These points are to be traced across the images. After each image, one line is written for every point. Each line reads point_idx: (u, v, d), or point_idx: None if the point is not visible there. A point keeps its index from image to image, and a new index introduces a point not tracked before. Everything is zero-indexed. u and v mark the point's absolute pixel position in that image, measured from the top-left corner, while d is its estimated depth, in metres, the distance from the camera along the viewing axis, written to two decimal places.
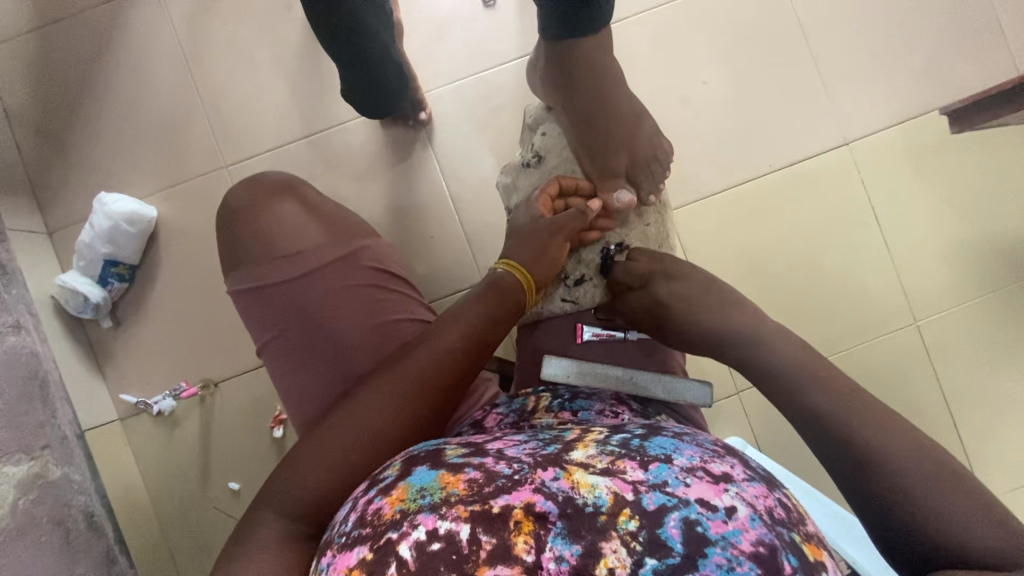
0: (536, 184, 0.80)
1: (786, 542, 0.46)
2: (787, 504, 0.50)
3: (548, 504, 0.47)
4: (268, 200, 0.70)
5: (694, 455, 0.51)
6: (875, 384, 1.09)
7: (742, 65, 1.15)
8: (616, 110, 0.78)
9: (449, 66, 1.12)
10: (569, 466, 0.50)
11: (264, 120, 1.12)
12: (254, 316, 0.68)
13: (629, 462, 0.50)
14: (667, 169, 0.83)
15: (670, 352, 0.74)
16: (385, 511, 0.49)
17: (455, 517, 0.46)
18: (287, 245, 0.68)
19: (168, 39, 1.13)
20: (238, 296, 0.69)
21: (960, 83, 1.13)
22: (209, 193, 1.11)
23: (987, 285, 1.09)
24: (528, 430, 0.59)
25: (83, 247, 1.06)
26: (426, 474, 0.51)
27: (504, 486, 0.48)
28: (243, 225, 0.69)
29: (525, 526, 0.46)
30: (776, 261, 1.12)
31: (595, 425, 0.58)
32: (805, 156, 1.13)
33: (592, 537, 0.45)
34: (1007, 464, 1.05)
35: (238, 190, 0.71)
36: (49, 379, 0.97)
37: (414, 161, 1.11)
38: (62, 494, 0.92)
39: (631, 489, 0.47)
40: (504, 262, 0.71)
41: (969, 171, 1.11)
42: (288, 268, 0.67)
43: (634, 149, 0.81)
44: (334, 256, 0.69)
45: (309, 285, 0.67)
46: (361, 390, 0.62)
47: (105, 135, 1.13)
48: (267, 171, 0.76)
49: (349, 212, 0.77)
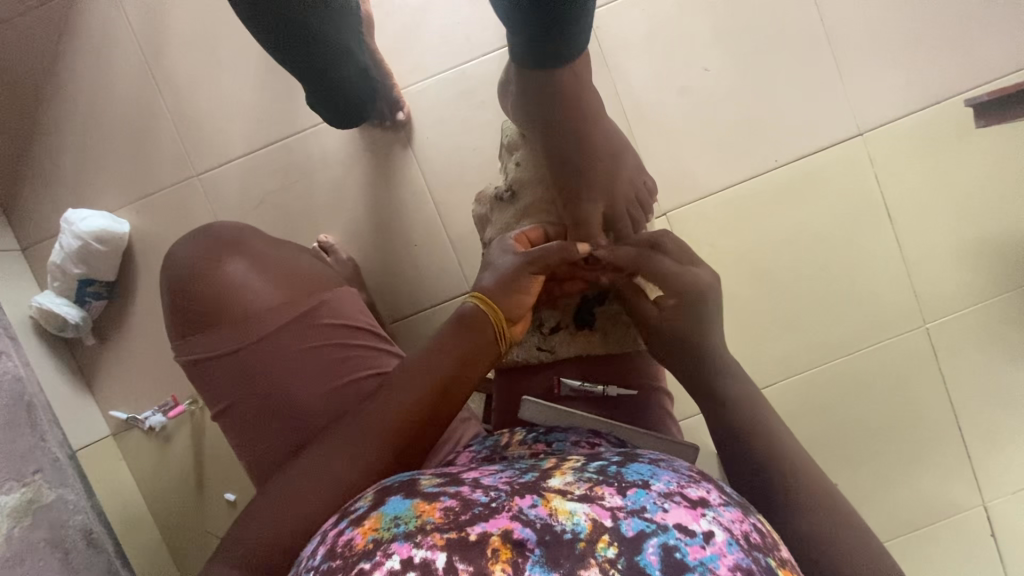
0: (507, 221, 0.75)
1: (764, 568, 0.42)
2: (761, 528, 0.47)
3: (526, 531, 0.43)
4: (214, 261, 0.67)
5: (672, 481, 0.49)
6: (880, 388, 1.04)
7: (746, 50, 1.05)
8: (592, 151, 0.69)
9: (427, 57, 1.04)
10: (546, 493, 0.47)
11: (232, 125, 1.06)
12: (212, 384, 0.67)
13: (606, 488, 0.47)
14: (648, 216, 0.76)
15: (657, 399, 0.69)
16: (356, 542, 0.45)
17: (431, 545, 0.42)
18: (237, 305, 0.66)
19: (125, 37, 1.05)
20: (191, 360, 0.67)
21: (991, 62, 1.02)
22: (181, 203, 1.06)
23: (1005, 283, 1.02)
24: (503, 462, 0.57)
25: (55, 268, 1.02)
26: (400, 503, 0.47)
27: (480, 514, 0.45)
28: (191, 285, 0.66)
29: (503, 554, 0.41)
30: (780, 260, 1.05)
31: (571, 455, 0.56)
32: (815, 148, 1.04)
33: (571, 564, 0.41)
34: (1012, 469, 1.02)
35: (185, 245, 0.69)
36: (36, 403, 0.97)
37: (393, 164, 1.05)
38: (58, 516, 0.92)
39: (609, 515, 0.44)
40: (473, 295, 0.63)
41: (990, 160, 1.02)
42: (239, 329, 0.65)
43: (616, 192, 0.72)
44: (288, 315, 0.66)
45: (264, 349, 0.65)
46: (308, 453, 0.57)
47: (68, 146, 1.07)
48: (220, 222, 0.74)
49: (311, 264, 0.74)
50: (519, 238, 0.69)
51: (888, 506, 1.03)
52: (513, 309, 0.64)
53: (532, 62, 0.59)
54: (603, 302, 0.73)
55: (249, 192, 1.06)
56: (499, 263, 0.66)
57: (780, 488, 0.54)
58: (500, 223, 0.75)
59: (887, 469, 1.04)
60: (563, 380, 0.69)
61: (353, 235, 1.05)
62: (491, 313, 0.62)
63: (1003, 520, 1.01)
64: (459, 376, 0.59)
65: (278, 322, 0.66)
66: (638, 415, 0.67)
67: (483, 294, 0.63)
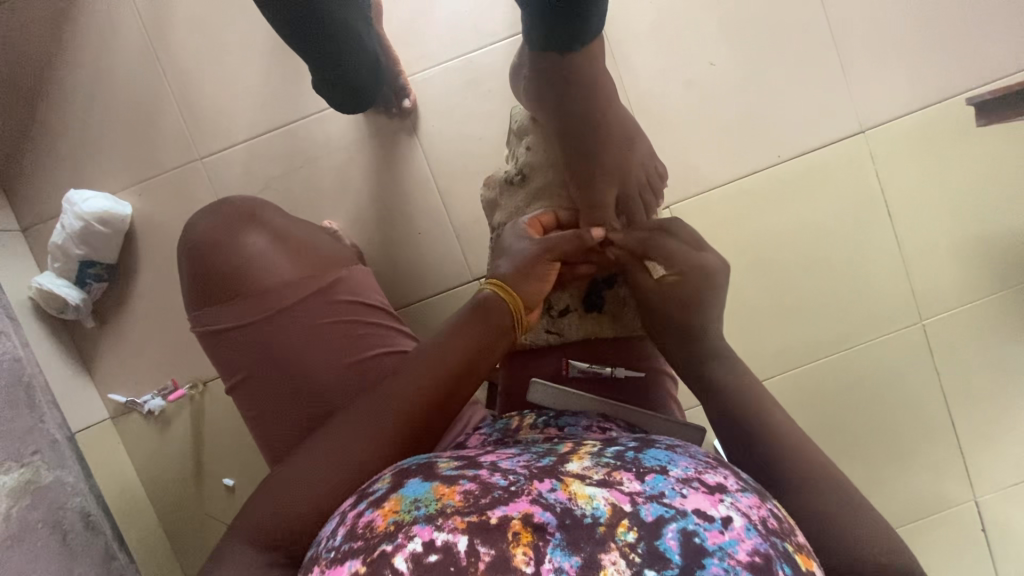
0: (517, 209, 0.73)
1: (782, 553, 0.43)
2: (778, 514, 0.48)
3: (547, 515, 0.44)
4: (229, 235, 0.67)
5: (689, 467, 0.50)
6: (877, 383, 1.05)
7: (752, 46, 1.06)
8: (603, 137, 0.70)
9: (435, 45, 1.04)
10: (565, 478, 0.48)
11: (237, 109, 1.05)
12: (224, 358, 0.67)
13: (624, 474, 0.48)
14: (660, 200, 0.75)
15: (663, 382, 0.70)
16: (377, 524, 0.45)
17: (452, 528, 0.43)
18: (254, 280, 0.66)
19: (130, 18, 1.05)
20: (205, 334, 0.67)
21: (992, 64, 1.03)
22: (184, 186, 1.06)
23: (1001, 281, 1.03)
24: (518, 445, 0.58)
25: (56, 249, 1.02)
26: (420, 486, 0.48)
27: (500, 497, 0.46)
28: (207, 259, 0.66)
29: (523, 537, 0.42)
30: (781, 255, 1.06)
31: (586, 439, 0.57)
32: (818, 144, 1.05)
33: (591, 548, 0.42)
34: (1004, 464, 1.03)
35: (201, 219, 0.69)
36: (34, 384, 0.95)
37: (398, 151, 1.05)
38: (56, 497, 0.91)
39: (628, 499, 0.45)
40: (490, 282, 0.64)
41: (988, 160, 1.03)
42: (256, 303, 0.65)
43: (627, 177, 0.73)
44: (303, 292, 0.66)
45: (278, 325, 0.65)
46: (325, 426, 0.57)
47: (70, 127, 1.06)
48: (236, 197, 0.74)
49: (324, 242, 0.74)
50: (532, 223, 0.69)
51: (880, 499, 1.05)
52: (531, 297, 0.65)
53: (550, 43, 0.60)
54: (613, 285, 0.73)
55: (253, 176, 1.05)
56: (516, 249, 0.66)
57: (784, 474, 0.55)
58: (511, 209, 0.73)
59: (881, 462, 1.05)
60: (571, 361, 0.70)
61: (357, 221, 1.05)
62: (512, 301, 0.63)
63: (993, 514, 1.03)
64: (475, 359, 0.60)
65: (293, 298, 0.66)
66: (645, 398, 0.67)
67: (500, 281, 0.64)
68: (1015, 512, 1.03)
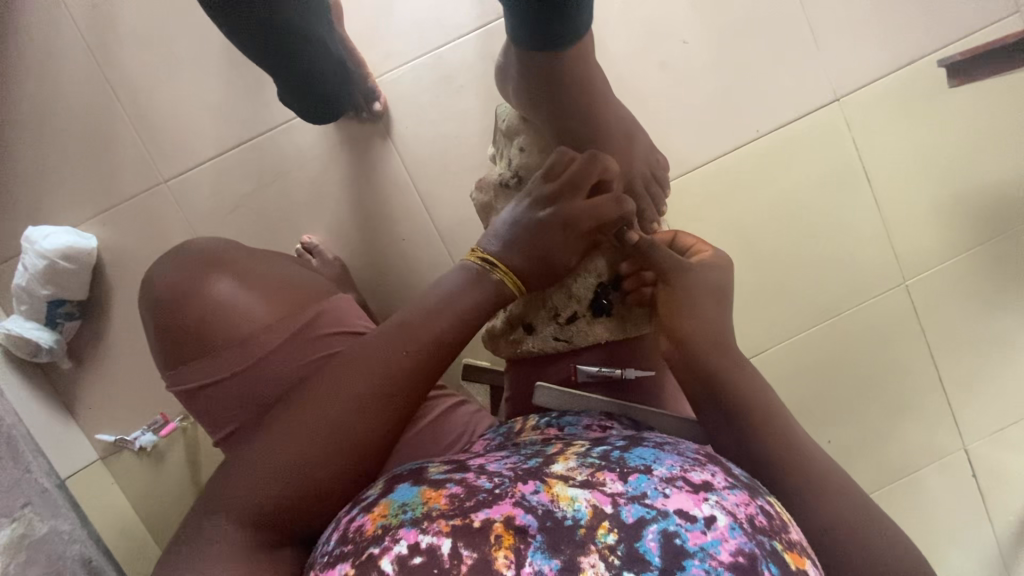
0: (518, 215, 0.63)
1: (768, 551, 0.45)
2: (770, 511, 0.49)
3: (528, 517, 0.46)
4: (198, 284, 0.65)
5: (675, 465, 0.51)
6: (865, 345, 1.08)
7: (723, 21, 1.05)
8: (604, 134, 0.71)
9: (402, 44, 1.00)
10: (548, 479, 0.49)
11: (200, 126, 1.00)
12: (210, 410, 0.64)
13: (608, 474, 0.50)
14: (665, 193, 0.78)
15: (666, 377, 0.71)
16: (366, 527, 0.48)
17: (436, 531, 0.45)
18: (230, 326, 0.63)
19: (71, 37, 0.98)
20: (186, 390, 0.65)
21: (960, 22, 1.04)
22: (150, 212, 1.01)
23: (979, 237, 1.05)
24: (513, 447, 0.59)
25: (20, 290, 0.97)
26: (408, 490, 0.50)
27: (484, 500, 0.48)
28: (177, 312, 0.64)
29: (505, 540, 0.45)
30: (765, 230, 1.06)
31: (579, 439, 0.58)
32: (795, 116, 1.05)
33: (571, 551, 0.44)
34: (988, 412, 1.07)
35: (163, 271, 0.67)
36: (15, 434, 0.92)
37: (374, 156, 1.01)
38: (55, 547, 0.88)
39: (609, 501, 0.47)
40: (501, 269, 0.60)
41: (960, 118, 1.05)
42: (235, 351, 0.63)
43: (633, 173, 0.74)
44: (283, 334, 0.64)
45: (262, 371, 0.63)
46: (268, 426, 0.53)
47: (20, 161, 1.00)
48: (200, 241, 0.72)
49: (299, 276, 0.72)
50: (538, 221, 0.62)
51: (872, 459, 1.08)
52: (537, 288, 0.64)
53: (553, 42, 0.62)
54: (619, 287, 0.70)
55: (223, 194, 1.01)
56: (520, 250, 0.61)
57: (788, 466, 0.56)
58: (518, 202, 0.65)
59: (873, 424, 1.08)
60: (580, 366, 0.69)
61: (337, 233, 1.02)
62: (515, 289, 0.61)
63: (981, 461, 1.08)
64: None
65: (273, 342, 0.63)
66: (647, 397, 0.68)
67: (510, 268, 0.61)
68: (1000, 455, 1.07)
